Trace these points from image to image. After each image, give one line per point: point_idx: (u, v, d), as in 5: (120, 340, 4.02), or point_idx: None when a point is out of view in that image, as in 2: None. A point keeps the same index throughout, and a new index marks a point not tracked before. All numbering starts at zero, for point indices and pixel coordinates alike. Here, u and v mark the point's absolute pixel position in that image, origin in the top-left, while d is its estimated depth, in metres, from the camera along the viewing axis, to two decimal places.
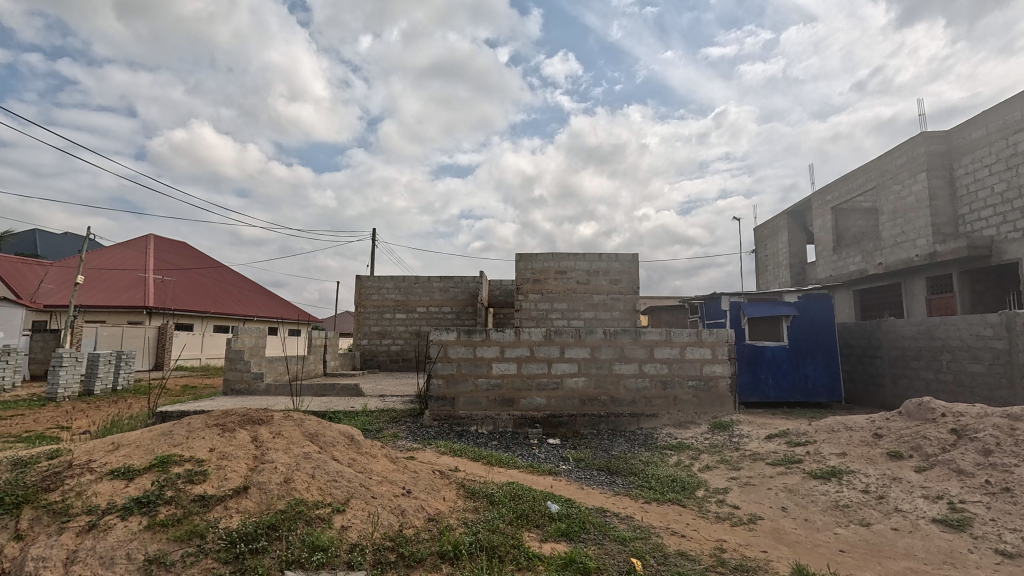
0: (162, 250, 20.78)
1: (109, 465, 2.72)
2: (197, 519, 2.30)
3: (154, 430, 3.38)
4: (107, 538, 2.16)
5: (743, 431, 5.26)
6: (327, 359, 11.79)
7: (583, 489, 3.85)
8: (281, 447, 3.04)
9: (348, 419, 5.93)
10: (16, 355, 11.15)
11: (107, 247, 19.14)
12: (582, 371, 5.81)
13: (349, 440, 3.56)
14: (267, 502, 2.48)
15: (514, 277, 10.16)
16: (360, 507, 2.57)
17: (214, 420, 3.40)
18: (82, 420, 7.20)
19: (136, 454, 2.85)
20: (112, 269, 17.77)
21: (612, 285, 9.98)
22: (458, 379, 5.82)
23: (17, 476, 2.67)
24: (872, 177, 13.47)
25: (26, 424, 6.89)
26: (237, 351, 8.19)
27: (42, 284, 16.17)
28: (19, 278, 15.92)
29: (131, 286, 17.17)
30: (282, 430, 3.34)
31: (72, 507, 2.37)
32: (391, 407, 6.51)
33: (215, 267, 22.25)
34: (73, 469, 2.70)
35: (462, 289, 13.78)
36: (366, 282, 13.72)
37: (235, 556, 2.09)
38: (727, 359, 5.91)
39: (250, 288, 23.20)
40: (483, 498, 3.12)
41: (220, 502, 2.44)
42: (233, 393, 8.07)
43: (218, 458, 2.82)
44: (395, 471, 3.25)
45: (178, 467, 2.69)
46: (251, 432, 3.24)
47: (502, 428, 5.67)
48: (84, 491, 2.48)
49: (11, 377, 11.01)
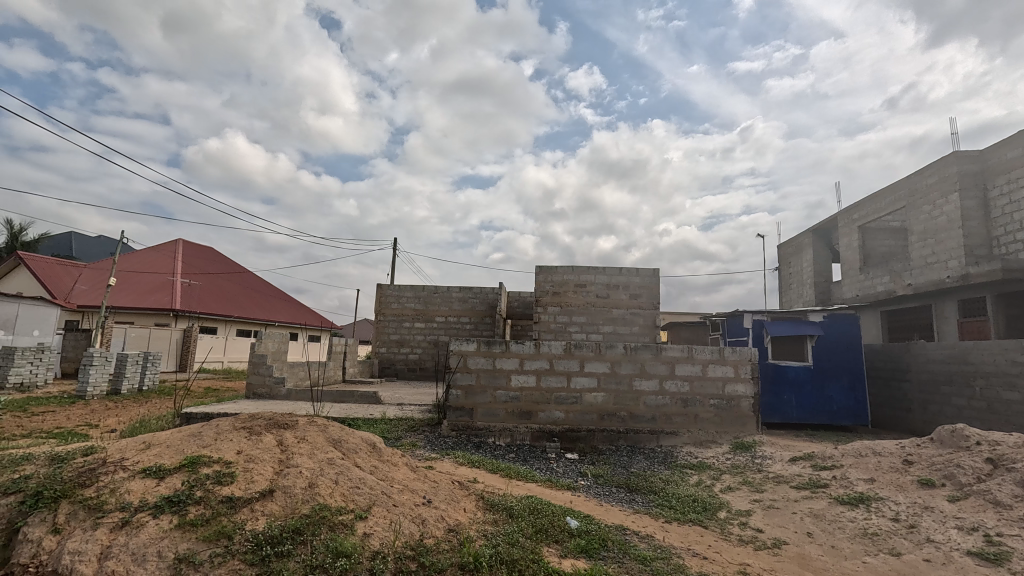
0: (190, 254, 21.35)
1: (140, 463, 2.80)
2: (225, 520, 2.34)
3: (186, 430, 3.44)
4: (139, 535, 2.22)
5: (765, 453, 5.16)
6: (346, 366, 11.91)
7: (602, 506, 3.81)
8: (306, 452, 3.08)
9: (367, 426, 5.99)
10: (49, 354, 11.59)
11: (137, 251, 19.76)
12: (602, 386, 5.77)
13: (371, 447, 3.59)
14: (292, 506, 2.51)
15: (534, 289, 10.19)
16: (381, 515, 2.58)
17: (242, 422, 3.47)
18: (109, 418, 7.41)
19: (166, 454, 2.93)
20: (142, 272, 18.33)
21: (631, 299, 9.92)
22: (476, 390, 5.83)
23: (55, 471, 2.76)
24: (900, 197, 13.23)
25: (56, 420, 7.11)
26: (260, 356, 8.33)
27: (75, 285, 16.75)
28: (54, 277, 16.52)
29: (159, 288, 17.66)
30: (307, 435, 3.38)
31: (106, 503, 2.44)
32: (409, 416, 6.55)
33: (240, 272, 22.75)
34: (107, 466, 2.78)
35: (481, 300, 13.85)
36: (386, 291, 13.90)
37: (261, 559, 2.13)
38: (750, 379, 5.81)
39: (273, 294, 23.65)
40: (502, 511, 3.11)
41: (246, 505, 2.48)
42: (255, 397, 8.24)
43: (245, 460, 2.88)
44: (418, 480, 3.28)
45: (207, 468, 2.75)
46: (277, 436, 3.29)
47: (519, 441, 5.66)
48: (117, 488, 2.55)
49: (45, 374, 11.50)
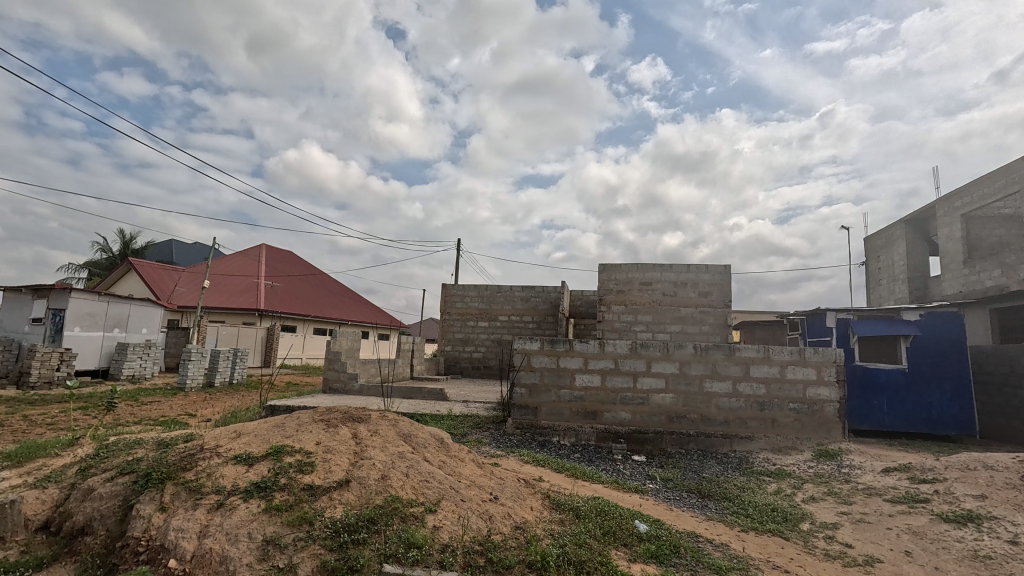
0: (273, 258, 22.95)
1: (232, 451, 3.03)
2: (307, 507, 2.49)
3: (271, 421, 3.70)
4: (232, 517, 2.40)
5: (854, 462, 4.77)
6: (414, 364, 12.32)
7: (673, 511, 3.68)
8: (378, 445, 3.21)
9: (434, 421, 6.16)
10: (155, 349, 12.90)
11: (228, 256, 21.52)
12: (670, 387, 5.58)
13: (439, 443, 3.68)
14: (366, 497, 2.63)
15: (597, 287, 10.04)
16: (450, 509, 2.64)
17: (320, 415, 3.68)
18: (205, 409, 8.11)
19: (254, 442, 3.16)
20: (232, 275, 19.94)
21: (701, 297, 9.52)
22: (540, 389, 5.83)
23: (161, 455, 3.05)
24: (1016, 180, 11.78)
25: (161, 409, 7.86)
26: (335, 352, 8.80)
27: (176, 288, 18.51)
28: (159, 281, 18.34)
29: (246, 290, 19.12)
30: (379, 428, 3.52)
31: (204, 486, 2.66)
32: (474, 413, 6.66)
33: (316, 274, 24.17)
34: (204, 452, 3.03)
35: (544, 299, 13.85)
36: (451, 291, 14.23)
37: (339, 545, 2.24)
38: (835, 383, 5.39)
39: (346, 294, 24.92)
40: (569, 511, 3.08)
41: (325, 493, 2.62)
42: (331, 391, 8.71)
43: (323, 451, 3.04)
44: (485, 476, 3.32)
45: (290, 457, 2.93)
46: (351, 429, 3.45)
47: (584, 441, 5.60)
48: (213, 473, 2.78)
49: (152, 368, 12.82)
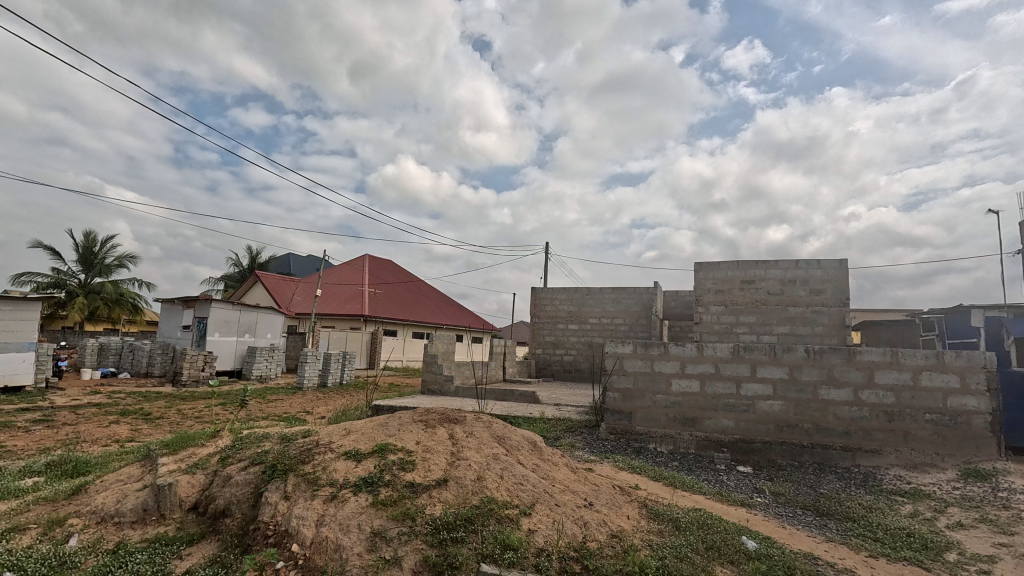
0: (375, 267, 24.61)
1: (343, 447, 3.29)
2: (409, 503, 2.63)
3: (376, 421, 3.96)
4: (345, 509, 2.60)
5: (1013, 486, 4.07)
6: (506, 366, 12.54)
7: (785, 529, 3.39)
8: (473, 446, 3.31)
9: (527, 424, 6.23)
10: (278, 353, 14.38)
11: (336, 266, 23.45)
12: (779, 394, 5.15)
13: (532, 446, 3.71)
14: (463, 496, 2.72)
15: (693, 287, 9.56)
16: (545, 513, 2.64)
17: (420, 415, 3.87)
18: (320, 407, 8.89)
19: (362, 440, 3.40)
20: (340, 284, 21.71)
21: (813, 295, 8.69)
22: (634, 394, 5.66)
23: (285, 449, 3.39)
24: None
25: (284, 407, 8.74)
26: (432, 355, 9.23)
27: (294, 297, 20.53)
28: (280, 291, 20.46)
29: (352, 297, 20.69)
30: (474, 430, 3.63)
31: (320, 478, 2.91)
32: (567, 417, 6.63)
33: (414, 281, 25.52)
34: (320, 447, 3.32)
35: (635, 300, 13.46)
36: (540, 294, 14.32)
37: (439, 541, 2.34)
38: (985, 392, 4.63)
39: (441, 300, 26.02)
40: (668, 523, 2.95)
41: (426, 491, 2.75)
42: (429, 392, 9.14)
43: (423, 450, 3.20)
44: (579, 482, 3.28)
45: (393, 454, 3.12)
46: (448, 430, 3.58)
47: (683, 449, 5.35)
48: (327, 467, 3.03)
49: (276, 369, 14.30)
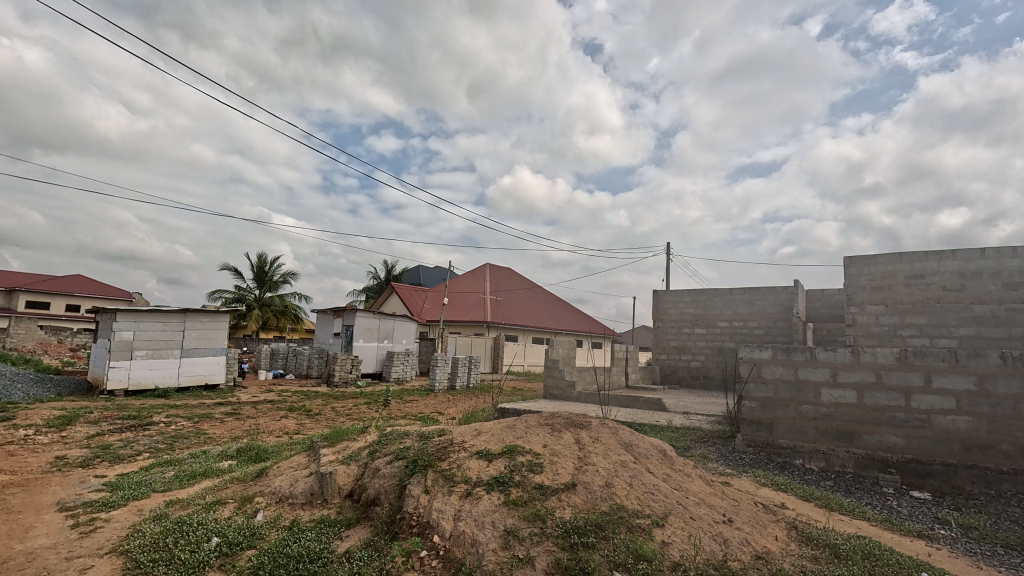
0: (496, 275, 25.59)
1: (475, 447, 3.46)
2: (539, 505, 2.68)
3: (504, 422, 4.11)
4: (479, 506, 2.74)
5: None
6: (628, 372, 12.21)
7: (977, 569, 2.84)
8: (600, 452, 3.27)
9: (654, 432, 6.00)
10: (412, 357, 15.56)
11: (461, 276, 24.88)
12: (963, 409, 4.32)
13: (662, 454, 3.57)
14: (592, 502, 2.70)
15: (844, 285, 8.47)
16: (679, 526, 2.52)
17: (545, 419, 3.93)
18: (450, 408, 9.45)
19: (492, 440, 3.55)
20: (465, 292, 22.96)
21: (1007, 290, 7.19)
22: (775, 404, 5.18)
23: (424, 445, 3.67)
24: None
25: (419, 407, 9.44)
26: (553, 360, 9.33)
27: (424, 306, 22.17)
28: (412, 300, 22.24)
29: (476, 304, 21.75)
30: (600, 435, 3.59)
31: (455, 475, 3.10)
32: (698, 426, 6.25)
33: (533, 287, 26.03)
34: (454, 446, 3.53)
35: (772, 302, 12.30)
36: (663, 298, 13.74)
37: (570, 545, 2.35)
38: None
39: (560, 305, 26.18)
40: (825, 549, 2.64)
41: (554, 493, 2.78)
42: (551, 397, 9.22)
43: (550, 453, 3.24)
44: (716, 496, 3.08)
45: (522, 456, 3.21)
46: (574, 434, 3.59)
47: (838, 467, 4.75)
48: (461, 464, 3.22)
49: (410, 372, 15.50)
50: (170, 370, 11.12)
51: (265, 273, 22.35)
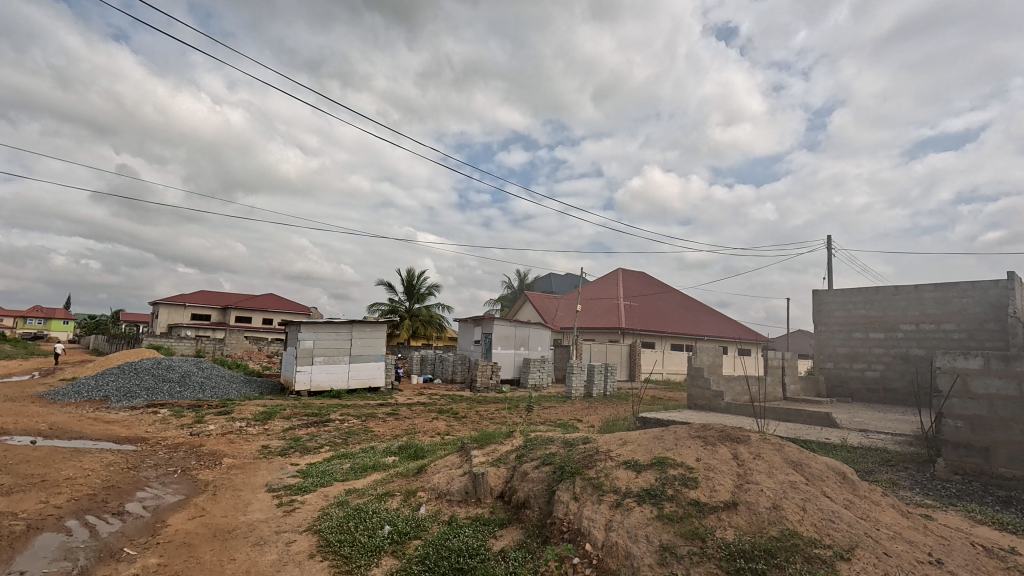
0: (630, 279, 24.92)
1: (622, 456, 3.39)
2: (696, 522, 2.53)
3: (651, 433, 3.97)
4: (631, 518, 2.67)
5: None
6: (786, 383, 10.98)
7: None
8: (763, 470, 2.98)
9: (824, 450, 5.31)
10: (548, 364, 15.78)
11: (593, 282, 24.79)
12: None
13: (840, 478, 3.13)
14: (758, 524, 2.47)
15: None
16: (870, 562, 2.18)
17: (696, 431, 3.70)
18: (589, 415, 9.40)
19: (639, 451, 3.44)
20: (598, 299, 22.80)
21: None
22: (990, 424, 4.25)
23: (569, 452, 3.70)
24: None
25: (558, 414, 9.55)
26: (697, 368, 8.78)
27: (558, 313, 22.57)
28: (546, 308, 22.75)
29: (610, 310, 21.43)
30: (762, 452, 3.27)
31: (603, 484, 3.06)
32: (881, 446, 5.38)
33: (670, 291, 24.81)
34: (600, 455, 3.49)
35: (975, 300, 10.17)
36: (825, 299, 12.16)
37: (736, 570, 2.18)
38: None
39: (701, 309, 24.57)
40: None
41: (713, 511, 2.60)
42: (697, 408, 8.67)
43: (705, 468, 3.04)
44: (917, 531, 2.60)
45: (673, 469, 3.07)
46: (731, 449, 3.32)
47: None
48: (609, 474, 3.17)
49: (546, 378, 15.72)
50: (341, 374, 12.75)
51: (413, 286, 24.56)
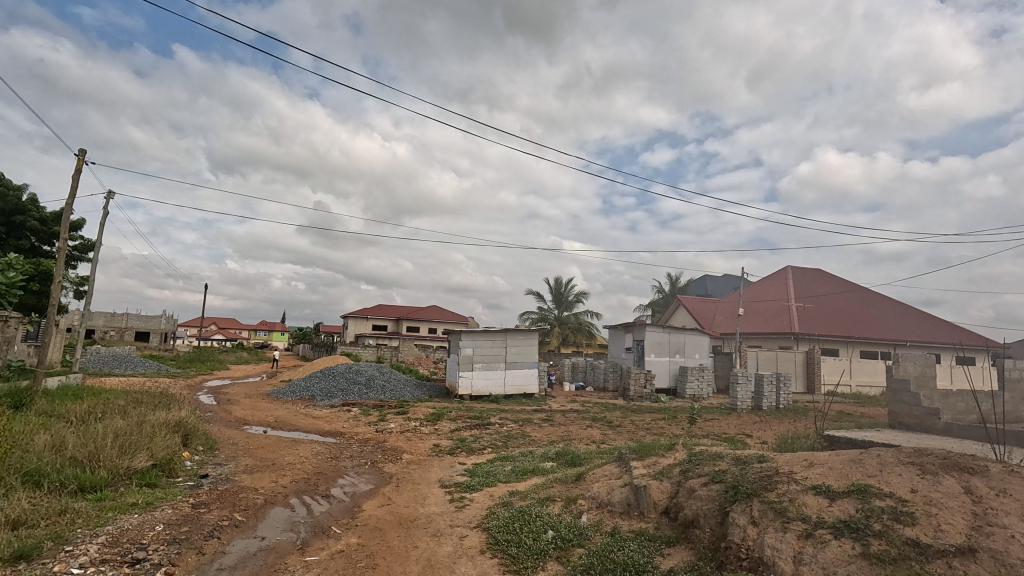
0: (803, 277, 22.05)
1: (809, 480, 2.99)
2: (918, 568, 2.12)
3: (845, 455, 3.44)
4: (826, 552, 2.35)
5: None
6: None
7: None
8: (1013, 512, 2.37)
9: None
10: (707, 372, 14.62)
11: (757, 282, 22.56)
12: None
13: None
14: None
15: None
16: None
17: (908, 456, 3.10)
18: (761, 431, 8.48)
19: (831, 475, 3.00)
20: (764, 301, 20.68)
21: None
22: None
23: (743, 471, 3.38)
24: None
25: (724, 428, 8.81)
26: (900, 381, 7.38)
27: (716, 317, 21.11)
28: (703, 312, 21.41)
29: (779, 314, 19.27)
30: (1009, 487, 2.61)
31: (788, 510, 2.74)
32: None
33: (857, 289, 21.35)
34: (781, 476, 3.13)
35: None
36: None
37: None
38: None
39: (901, 309, 20.66)
40: None
41: (941, 557, 2.16)
42: (901, 428, 7.25)
43: (925, 502, 2.53)
44: None
45: (880, 500, 2.61)
46: (961, 481, 2.71)
47: None
48: (795, 499, 2.82)
49: (706, 388, 14.57)
50: (498, 380, 13.43)
51: (562, 294, 24.92)
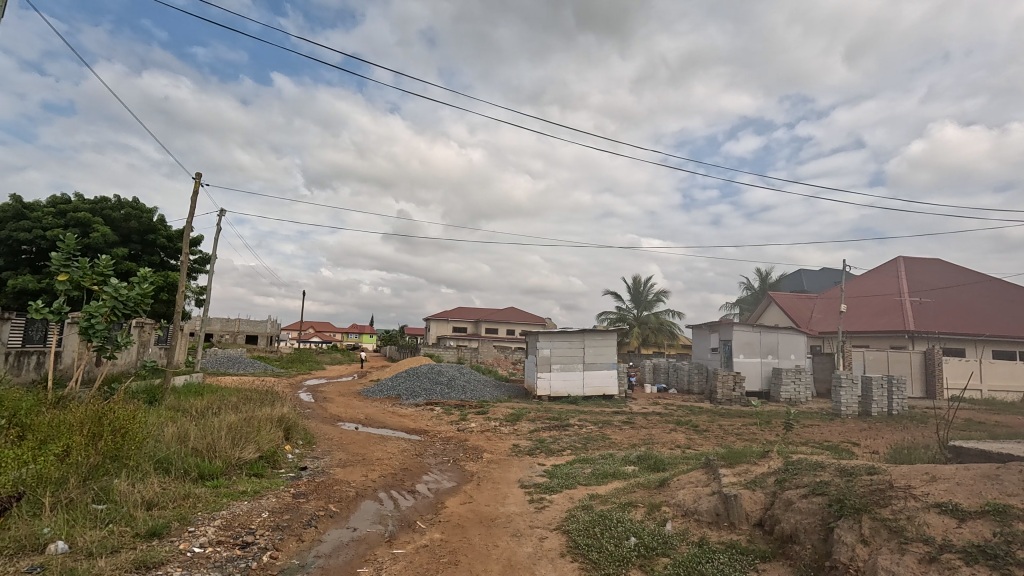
0: (918, 269, 19.72)
1: (931, 496, 2.65)
2: None
3: (975, 469, 3.01)
4: None
5: None
6: None
7: None
8: None
9: None
10: (805, 374, 13.49)
11: (862, 276, 20.55)
12: None
13: None
14: None
15: None
16: None
17: None
18: (870, 440, 7.69)
19: (960, 492, 2.64)
20: (870, 296, 18.81)
21: None
22: None
23: (849, 483, 3.07)
24: None
25: (824, 435, 8.09)
26: None
27: (814, 315, 19.52)
28: (798, 310, 19.88)
29: (889, 310, 17.43)
30: None
31: (906, 530, 2.45)
32: None
33: (988, 280, 18.72)
34: (896, 490, 2.80)
35: None
36: None
37: None
38: None
39: None
40: None
41: None
42: None
43: None
44: None
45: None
46: None
47: None
48: (914, 517, 2.52)
49: (804, 392, 13.44)
50: (577, 381, 13.31)
51: (641, 293, 24.20)
